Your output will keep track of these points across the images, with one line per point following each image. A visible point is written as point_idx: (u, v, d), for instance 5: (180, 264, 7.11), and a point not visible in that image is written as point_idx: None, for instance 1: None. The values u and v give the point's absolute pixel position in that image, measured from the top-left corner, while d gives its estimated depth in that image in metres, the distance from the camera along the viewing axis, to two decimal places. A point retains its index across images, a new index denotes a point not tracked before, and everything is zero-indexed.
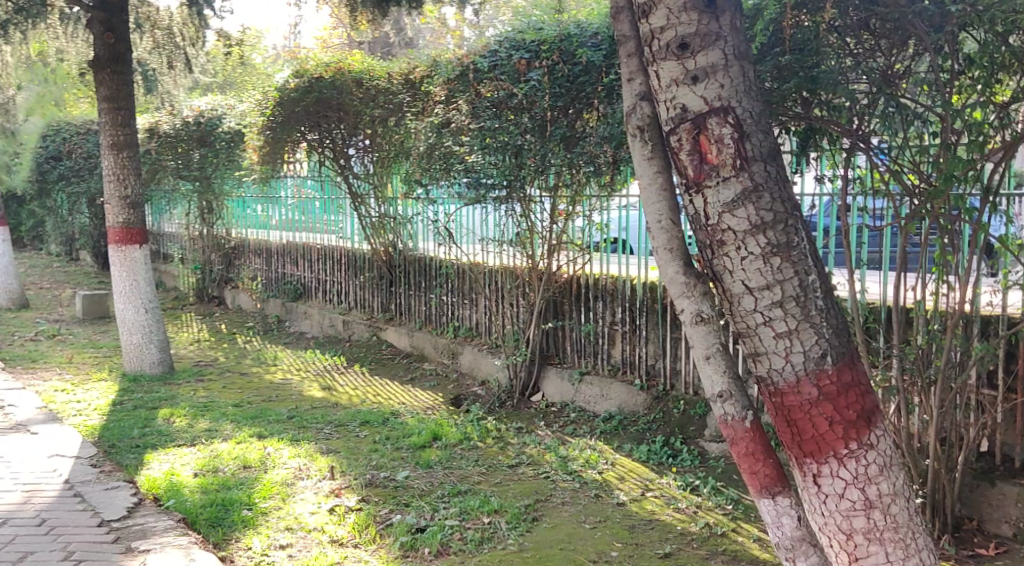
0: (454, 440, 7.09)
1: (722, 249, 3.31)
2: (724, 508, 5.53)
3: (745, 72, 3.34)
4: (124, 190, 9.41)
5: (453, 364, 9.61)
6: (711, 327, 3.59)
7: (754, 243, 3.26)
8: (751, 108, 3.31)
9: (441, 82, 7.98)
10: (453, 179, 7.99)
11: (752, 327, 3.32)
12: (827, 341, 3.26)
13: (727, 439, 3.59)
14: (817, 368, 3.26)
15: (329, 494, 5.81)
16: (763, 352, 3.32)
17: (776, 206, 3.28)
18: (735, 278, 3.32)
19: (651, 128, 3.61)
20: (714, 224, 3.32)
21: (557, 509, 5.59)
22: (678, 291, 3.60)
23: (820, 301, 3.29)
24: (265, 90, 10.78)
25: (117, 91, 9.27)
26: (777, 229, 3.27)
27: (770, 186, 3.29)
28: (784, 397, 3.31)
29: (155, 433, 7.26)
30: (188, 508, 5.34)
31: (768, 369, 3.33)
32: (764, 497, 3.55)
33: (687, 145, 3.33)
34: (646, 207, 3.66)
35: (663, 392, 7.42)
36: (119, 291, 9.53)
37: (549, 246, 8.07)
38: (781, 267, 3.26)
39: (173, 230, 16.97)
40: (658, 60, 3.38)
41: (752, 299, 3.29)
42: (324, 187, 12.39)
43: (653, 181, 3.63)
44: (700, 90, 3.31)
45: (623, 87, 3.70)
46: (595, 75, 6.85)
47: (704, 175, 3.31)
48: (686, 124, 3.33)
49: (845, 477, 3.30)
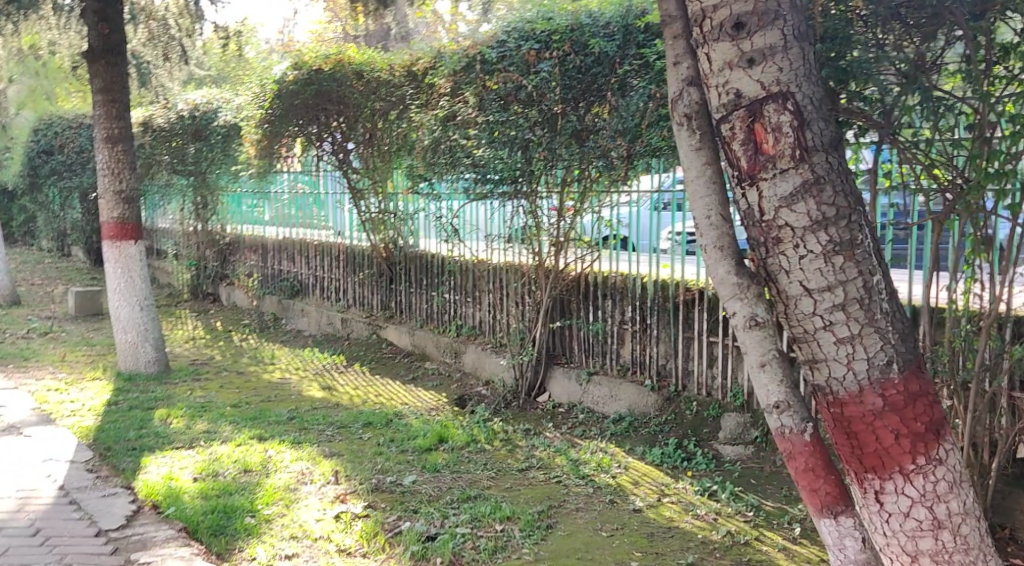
0: (461, 442, 6.88)
1: (780, 247, 3.35)
2: (745, 514, 5.33)
3: (804, 55, 3.37)
4: (119, 184, 9.19)
5: (456, 364, 9.40)
6: (766, 332, 3.58)
7: (814, 243, 3.29)
8: (811, 95, 3.34)
9: (446, 74, 7.76)
10: (458, 174, 7.78)
11: (811, 328, 3.36)
12: (891, 346, 3.30)
13: (785, 454, 3.62)
14: (881, 377, 3.30)
15: (335, 500, 5.60)
16: (823, 358, 3.35)
17: (837, 202, 3.30)
18: (793, 279, 3.36)
19: (700, 116, 3.61)
20: (771, 221, 3.36)
21: (572, 516, 5.40)
22: (730, 291, 3.60)
23: (883, 302, 3.32)
24: (261, 82, 10.55)
25: (111, 82, 9.03)
26: (839, 227, 3.30)
27: (831, 179, 3.31)
28: (844, 407, 3.36)
29: (152, 435, 7.03)
30: (189, 516, 5.12)
31: (828, 377, 3.37)
32: (826, 517, 3.59)
33: (742, 135, 3.36)
34: (694, 200, 3.65)
35: (675, 393, 7.21)
36: (114, 288, 9.31)
37: (557, 243, 7.87)
38: (843, 267, 3.29)
39: (166, 225, 16.71)
40: (711, 41, 3.41)
41: (812, 301, 3.33)
42: (321, 182, 12.14)
43: (702, 172, 3.64)
44: (758, 75, 3.33)
45: (669, 71, 3.71)
46: (608, 67, 6.67)
47: (759, 167, 3.35)
48: (741, 113, 3.36)
49: (911, 495, 3.35)
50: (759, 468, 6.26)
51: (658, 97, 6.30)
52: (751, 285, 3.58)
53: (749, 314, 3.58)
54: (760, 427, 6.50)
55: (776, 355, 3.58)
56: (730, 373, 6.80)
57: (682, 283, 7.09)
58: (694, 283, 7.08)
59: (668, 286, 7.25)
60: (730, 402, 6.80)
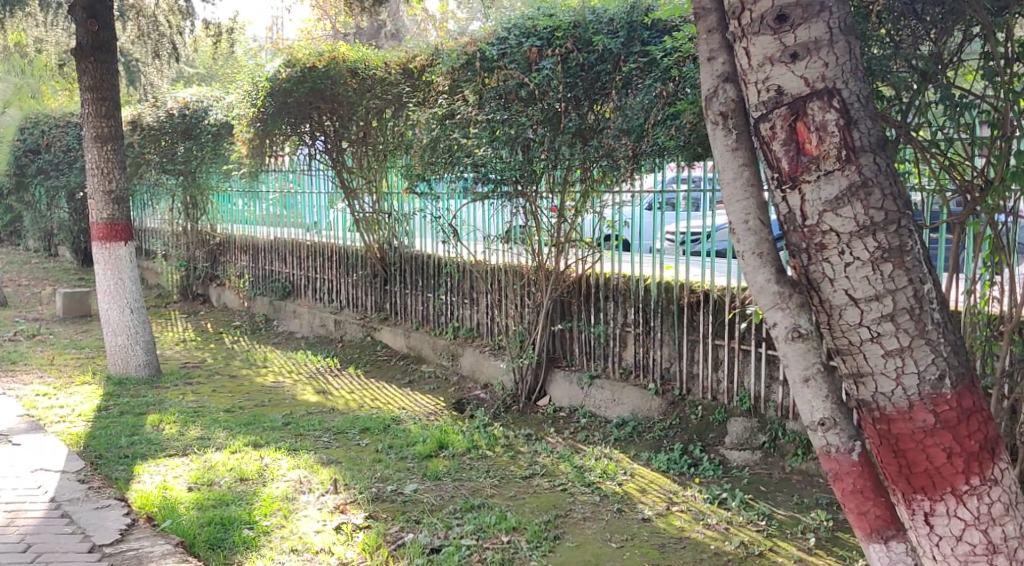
0: (462, 449, 6.73)
1: (824, 253, 3.01)
2: (757, 523, 5.20)
3: (852, 49, 3.03)
4: (108, 184, 8.99)
5: (453, 367, 9.25)
6: (810, 345, 3.16)
7: (861, 247, 2.95)
8: (858, 91, 3.01)
9: (444, 71, 7.60)
10: (457, 174, 7.61)
11: (857, 340, 3.01)
12: (944, 359, 2.97)
13: (830, 475, 3.23)
14: (934, 392, 2.97)
15: (335, 510, 5.43)
16: (869, 372, 3.02)
17: (887, 205, 2.97)
18: (837, 287, 3.01)
19: (736, 114, 3.23)
20: (813, 225, 3.02)
21: (579, 526, 5.25)
22: (770, 302, 3.20)
23: (936, 313, 2.99)
24: (250, 81, 10.21)
25: (101, 80, 8.83)
26: (889, 232, 2.96)
27: (881, 181, 2.98)
28: (892, 423, 3.02)
29: (143, 442, 6.85)
30: (185, 529, 4.96)
31: (874, 392, 3.03)
32: (874, 542, 3.21)
33: (783, 133, 3.03)
34: (730, 204, 3.26)
35: (679, 397, 7.05)
36: (103, 290, 9.11)
37: (557, 245, 7.73)
38: (893, 275, 2.96)
39: (155, 225, 16.49)
40: (750, 35, 3.07)
41: (858, 311, 2.99)
42: (313, 181, 11.97)
43: (738, 175, 3.24)
44: (801, 69, 3.00)
45: (701, 67, 3.32)
46: (612, 64, 6.52)
47: (802, 168, 3.01)
48: (782, 110, 3.02)
49: (965, 517, 3.01)
50: (767, 474, 6.13)
51: (664, 96, 6.11)
52: (792, 295, 3.19)
53: (791, 326, 3.18)
54: (767, 432, 6.36)
55: (822, 372, 3.17)
56: (736, 377, 6.65)
57: (686, 285, 6.95)
58: (698, 285, 6.93)
59: (672, 288, 7.10)
60: (736, 406, 6.64)
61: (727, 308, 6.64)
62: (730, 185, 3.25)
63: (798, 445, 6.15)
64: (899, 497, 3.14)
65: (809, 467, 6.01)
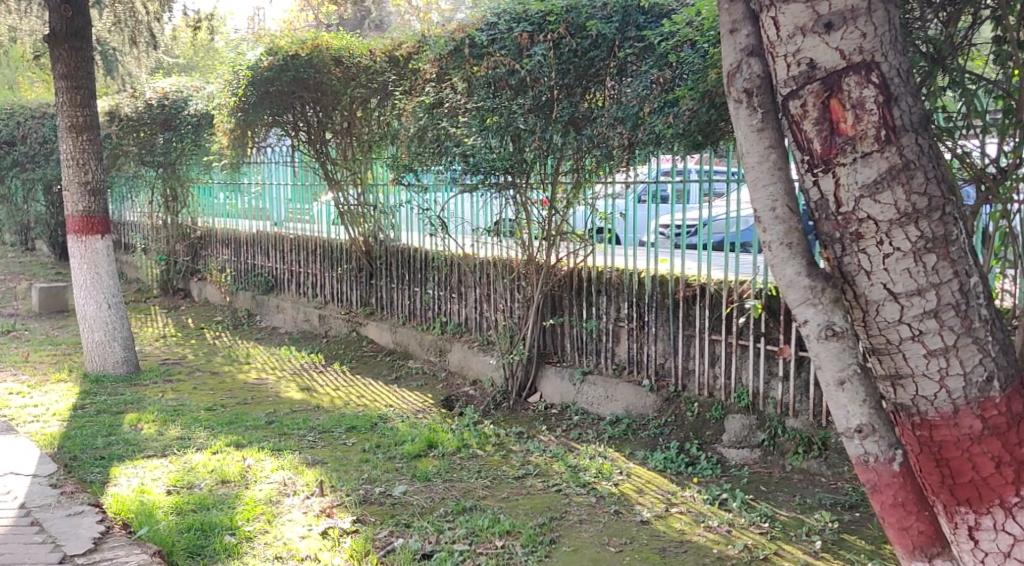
0: (452, 448, 6.51)
1: (861, 243, 2.84)
2: (760, 526, 5.01)
3: (891, 18, 2.85)
4: (84, 175, 8.70)
5: (441, 363, 9.03)
6: (844, 345, 2.97)
7: (902, 238, 2.79)
8: (898, 65, 2.84)
9: (432, 58, 7.35)
10: (446, 163, 7.34)
11: (897, 338, 2.85)
12: (992, 359, 2.82)
13: (869, 487, 3.04)
14: (980, 395, 2.81)
15: (320, 514, 5.20)
16: (910, 373, 2.85)
17: (929, 189, 2.80)
18: (875, 281, 2.85)
19: (761, 90, 3.05)
20: (849, 213, 2.85)
21: (575, 529, 5.06)
22: (801, 297, 3.01)
23: (982, 307, 2.83)
24: (230, 70, 9.94)
25: (75, 68, 8.54)
26: (932, 220, 2.79)
27: (923, 162, 2.81)
28: (935, 431, 2.86)
29: (121, 443, 6.59)
30: (163, 537, 4.73)
31: (914, 396, 2.87)
32: (918, 560, 3.02)
33: (815, 112, 2.86)
34: (754, 190, 3.09)
35: (674, 393, 6.86)
36: (79, 285, 8.83)
37: (548, 238, 7.52)
38: (937, 267, 2.79)
39: (134, 218, 16.15)
40: (779, 4, 2.90)
41: (898, 307, 2.83)
42: (297, 173, 11.72)
43: (765, 158, 3.06)
44: (837, 41, 2.83)
45: (722, 40, 3.14)
46: (607, 50, 6.32)
47: (836, 151, 2.85)
48: (814, 86, 2.86)
49: (1013, 533, 2.82)
50: (766, 473, 5.94)
51: (661, 83, 5.85)
52: (826, 288, 2.98)
53: (823, 324, 2.99)
54: (766, 430, 6.18)
55: (858, 374, 2.99)
56: (733, 373, 6.46)
57: (681, 279, 6.75)
58: (694, 278, 6.74)
59: (668, 282, 6.90)
60: (734, 403, 6.45)
61: (724, 303, 6.45)
62: (754, 170, 3.07)
63: (799, 443, 5.96)
64: (938, 509, 2.96)
65: (810, 465, 5.83)
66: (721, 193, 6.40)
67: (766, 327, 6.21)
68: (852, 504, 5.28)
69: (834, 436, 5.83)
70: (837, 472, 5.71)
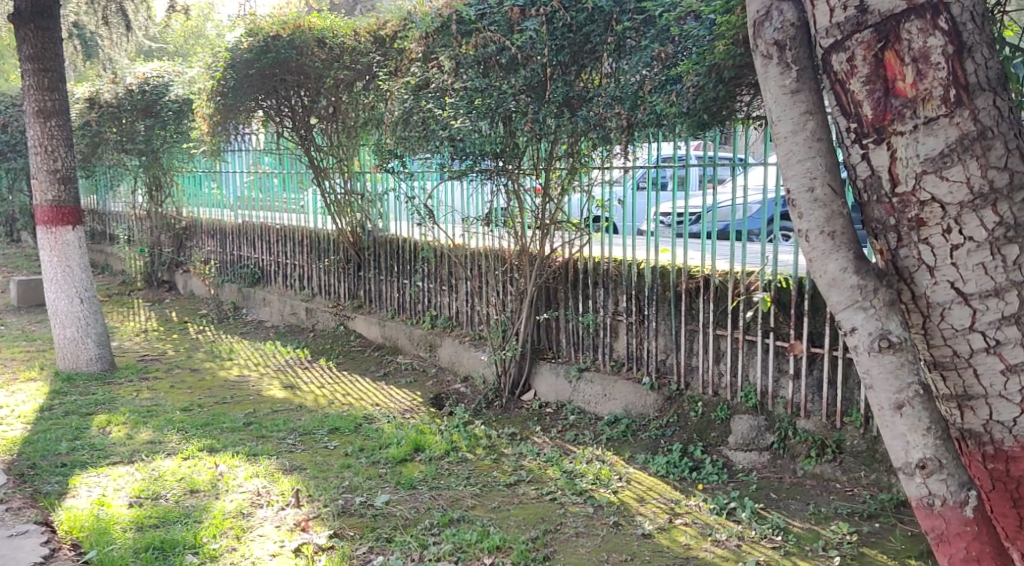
0: (440, 452, 6.10)
1: (923, 232, 2.76)
2: (772, 540, 4.63)
3: None
4: (53, 163, 8.27)
5: (431, 358, 8.62)
6: (902, 357, 2.84)
7: (974, 226, 2.69)
8: (969, 9, 2.69)
9: (417, 37, 6.90)
10: (433, 149, 6.86)
11: (966, 349, 2.79)
12: None
13: (935, 536, 2.95)
14: None
15: (294, 528, 4.80)
16: (981, 394, 2.81)
17: (1005, 163, 2.69)
18: (941, 277, 2.77)
19: (796, 48, 2.92)
20: (908, 194, 2.75)
21: (571, 544, 4.67)
22: (848, 295, 2.88)
23: None
24: (209, 52, 9.49)
25: (42, 50, 8.10)
26: (1011, 204, 2.69)
27: (998, 131, 2.69)
28: (1016, 464, 2.83)
29: (86, 449, 6.18)
30: (116, 558, 4.37)
31: (989, 421, 2.83)
32: None
33: (865, 71, 2.75)
34: (791, 170, 2.96)
35: (676, 392, 6.46)
36: (50, 278, 8.40)
37: (541, 230, 7.10)
38: (1015, 262, 2.70)
39: (118, 209, 15.69)
40: None
41: (969, 310, 2.75)
42: (283, 160, 11.27)
43: (802, 128, 2.93)
44: None
45: None
46: (604, 24, 5.90)
47: (890, 119, 2.73)
48: (867, 41, 2.74)
49: None
50: (776, 479, 5.55)
51: (662, 58, 5.37)
52: (879, 290, 2.85)
53: (872, 336, 2.86)
54: (776, 432, 5.79)
55: (920, 397, 2.84)
56: (739, 371, 6.06)
57: (683, 270, 6.35)
58: (697, 270, 6.34)
59: (669, 273, 6.50)
60: (741, 402, 6.06)
61: (729, 296, 6.05)
62: (790, 140, 2.95)
63: (811, 446, 5.57)
64: None
65: (824, 470, 5.43)
66: (727, 178, 6.03)
67: (775, 322, 5.82)
68: (870, 513, 4.90)
69: (849, 438, 5.43)
70: (853, 478, 5.32)
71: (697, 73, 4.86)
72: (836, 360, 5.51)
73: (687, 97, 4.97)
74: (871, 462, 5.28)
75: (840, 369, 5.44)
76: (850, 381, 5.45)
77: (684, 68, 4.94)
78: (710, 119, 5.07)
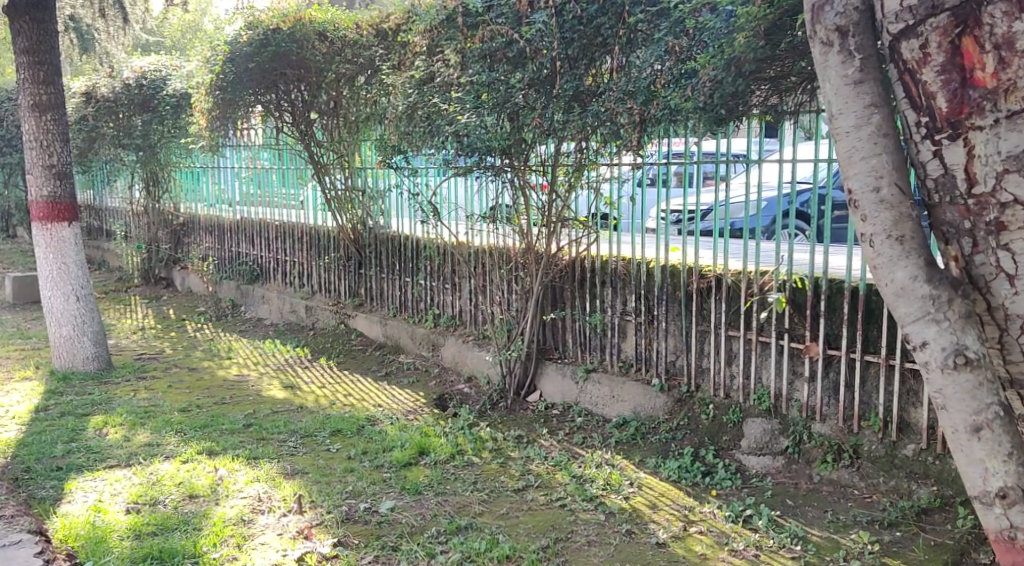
0: (445, 456, 5.95)
1: (1005, 237, 2.72)
2: (792, 550, 4.49)
3: None
4: (49, 158, 8.10)
5: (434, 358, 8.46)
6: (978, 373, 2.81)
7: None
8: None
9: (422, 30, 6.74)
10: (438, 145, 6.69)
11: None
12: None
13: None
14: None
15: (297, 536, 4.65)
16: None
17: None
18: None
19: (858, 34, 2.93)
20: (989, 192, 2.72)
21: (583, 553, 4.53)
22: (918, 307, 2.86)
23: None
24: (208, 45, 9.32)
25: (37, 42, 7.92)
26: None
27: None
28: None
29: (83, 451, 6.02)
30: None
31: None
32: None
33: (938, 58, 2.76)
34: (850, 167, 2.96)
35: (686, 394, 6.31)
36: (45, 276, 8.24)
37: (548, 227, 6.95)
38: None
39: (115, 204, 15.52)
40: None
41: None
42: (282, 156, 11.11)
43: (866, 119, 2.92)
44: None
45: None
46: (615, 16, 5.73)
47: (968, 110, 2.72)
48: (944, 27, 2.74)
49: None
50: (792, 485, 5.40)
51: (676, 51, 5.22)
52: (954, 301, 2.83)
53: (946, 351, 2.83)
54: (790, 436, 5.64)
55: (999, 420, 2.82)
56: (752, 373, 5.91)
57: (695, 269, 6.19)
58: (709, 269, 6.19)
59: (680, 273, 6.35)
60: (754, 405, 5.90)
61: (742, 296, 5.89)
62: (853, 135, 2.93)
63: (828, 451, 5.42)
64: None
65: (841, 476, 5.29)
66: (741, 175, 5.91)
67: (789, 323, 5.67)
68: (891, 521, 4.79)
69: (867, 443, 5.28)
70: (871, 484, 5.17)
71: (714, 66, 4.71)
72: (853, 362, 5.36)
73: (703, 91, 4.81)
74: (890, 468, 5.14)
75: (857, 372, 5.29)
76: (868, 385, 5.30)
77: (701, 62, 4.78)
78: (727, 113, 4.91)
